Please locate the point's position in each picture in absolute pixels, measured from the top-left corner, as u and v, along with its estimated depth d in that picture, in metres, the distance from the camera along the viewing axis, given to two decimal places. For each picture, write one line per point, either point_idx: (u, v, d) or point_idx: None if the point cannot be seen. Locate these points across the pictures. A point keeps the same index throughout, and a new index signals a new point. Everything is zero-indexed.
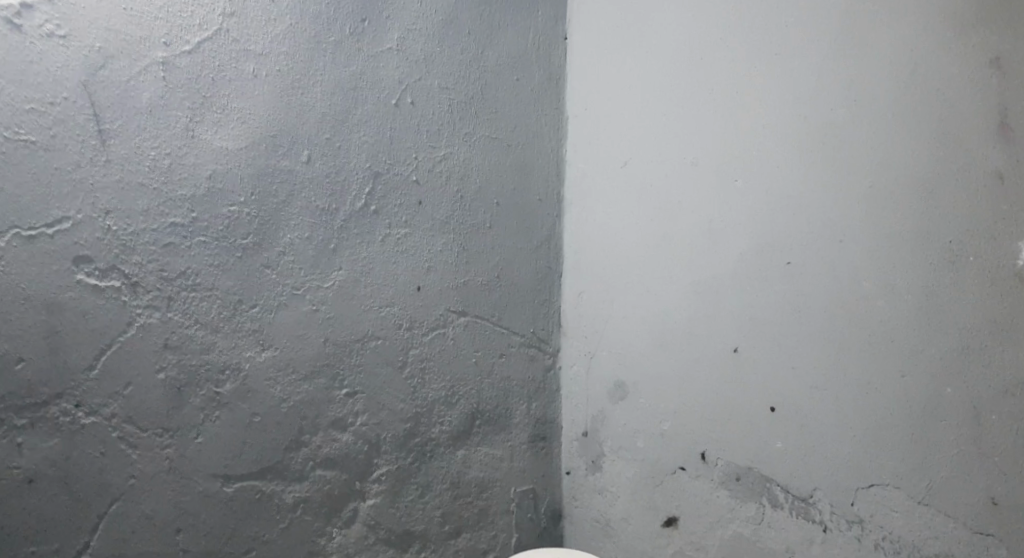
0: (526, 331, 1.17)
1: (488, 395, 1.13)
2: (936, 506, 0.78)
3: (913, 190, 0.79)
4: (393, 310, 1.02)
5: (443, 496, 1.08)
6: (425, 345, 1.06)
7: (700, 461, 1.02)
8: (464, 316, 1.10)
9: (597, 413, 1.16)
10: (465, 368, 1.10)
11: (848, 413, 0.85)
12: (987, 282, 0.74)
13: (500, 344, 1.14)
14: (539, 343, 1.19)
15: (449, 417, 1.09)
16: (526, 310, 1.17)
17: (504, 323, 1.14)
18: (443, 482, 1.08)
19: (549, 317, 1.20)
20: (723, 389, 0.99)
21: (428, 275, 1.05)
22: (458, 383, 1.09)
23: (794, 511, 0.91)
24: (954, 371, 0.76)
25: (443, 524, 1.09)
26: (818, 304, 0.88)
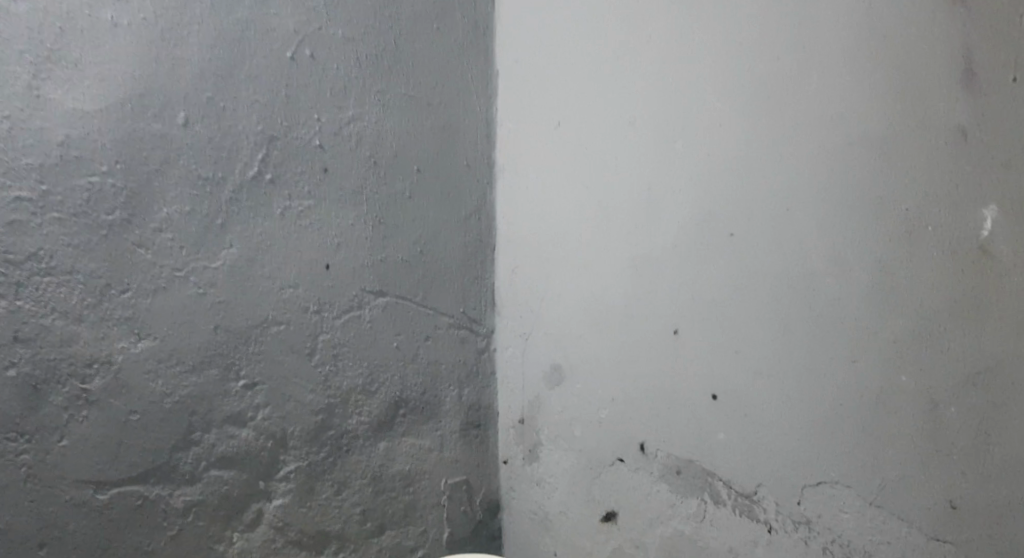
0: (455, 312, 1.10)
1: (413, 381, 1.05)
2: (887, 508, 0.68)
3: (865, 151, 0.69)
4: (296, 293, 0.92)
5: (363, 492, 1.01)
6: (336, 329, 0.96)
7: (638, 452, 0.97)
8: (383, 297, 1.00)
9: (534, 399, 1.12)
10: (387, 353, 1.02)
11: (793, 402, 0.77)
12: (947, 256, 0.64)
13: (427, 326, 1.06)
14: (471, 324, 1.12)
15: (368, 407, 1.00)
16: (455, 290, 1.09)
17: (430, 303, 1.06)
18: (363, 477, 1.01)
19: (483, 296, 1.14)
20: (663, 374, 0.92)
21: (338, 253, 0.96)
22: (379, 369, 1.01)
23: (737, 509, 0.84)
24: (907, 356, 0.67)
25: (364, 522, 1.01)
26: (762, 281, 0.80)
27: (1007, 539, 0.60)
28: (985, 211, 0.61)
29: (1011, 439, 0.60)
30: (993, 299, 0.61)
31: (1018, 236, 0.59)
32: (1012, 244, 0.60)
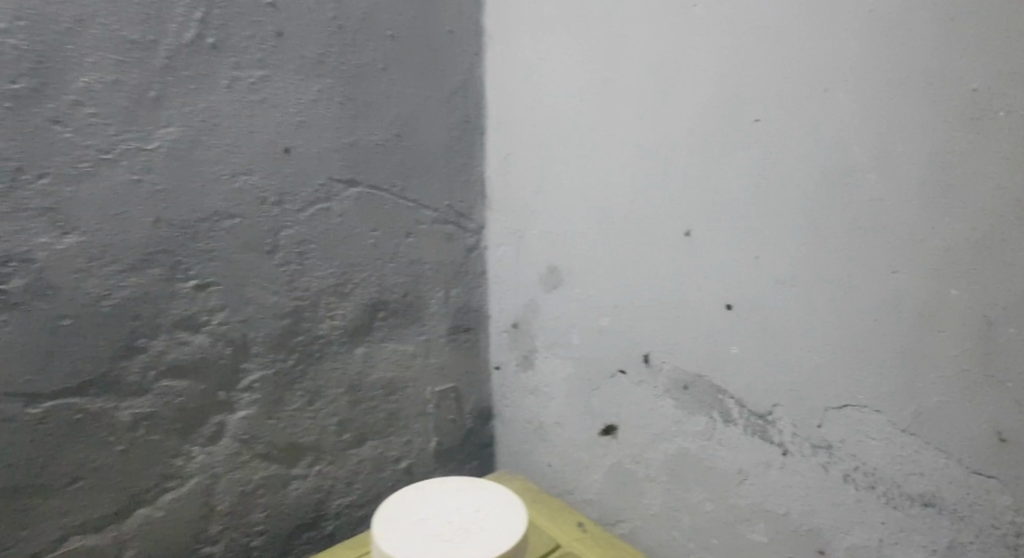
0: (441, 205, 1.01)
1: (392, 283, 0.97)
2: (922, 437, 0.59)
3: (929, 14, 0.55)
4: (250, 180, 0.81)
5: (339, 402, 0.95)
6: (301, 224, 0.86)
7: (642, 364, 0.89)
8: (354, 188, 0.91)
9: (528, 303, 1.04)
10: (361, 251, 0.93)
11: (818, 315, 0.67)
12: (1021, 146, 0.51)
13: (408, 221, 0.97)
14: (457, 220, 1.04)
15: (343, 309, 0.93)
16: (439, 178, 1.00)
17: (411, 195, 0.97)
18: (339, 386, 0.95)
19: (469, 188, 1.04)
20: (670, 280, 0.82)
21: (299, 134, 0.84)
22: (355, 270, 0.93)
23: (749, 429, 0.77)
24: (961, 266, 0.55)
25: (340, 432, 0.97)
26: (791, 175, 0.67)
27: None
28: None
29: None
30: None
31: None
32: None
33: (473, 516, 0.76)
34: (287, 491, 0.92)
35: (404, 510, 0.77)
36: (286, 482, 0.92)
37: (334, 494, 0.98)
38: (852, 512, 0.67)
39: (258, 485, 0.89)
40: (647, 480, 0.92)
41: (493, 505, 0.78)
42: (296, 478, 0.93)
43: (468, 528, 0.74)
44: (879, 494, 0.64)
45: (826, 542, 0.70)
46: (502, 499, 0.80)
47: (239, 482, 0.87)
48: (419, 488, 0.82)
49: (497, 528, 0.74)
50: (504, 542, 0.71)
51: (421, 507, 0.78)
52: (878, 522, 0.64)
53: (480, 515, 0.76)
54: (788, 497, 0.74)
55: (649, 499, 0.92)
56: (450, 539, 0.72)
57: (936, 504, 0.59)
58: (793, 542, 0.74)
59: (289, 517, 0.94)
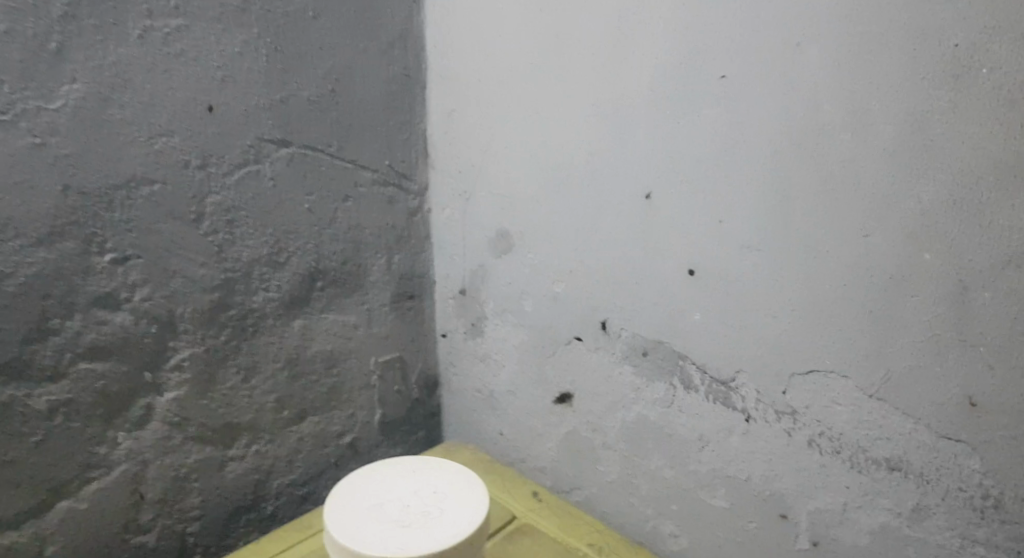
0: (380, 165, 0.96)
1: (330, 249, 0.92)
2: (890, 401, 0.59)
3: None
4: (170, 142, 0.73)
5: (277, 377, 0.90)
6: (229, 189, 0.79)
7: (600, 331, 0.87)
8: (287, 148, 0.84)
9: (477, 269, 1.01)
10: (295, 216, 0.86)
11: (784, 280, 0.65)
12: (1004, 106, 0.50)
13: (345, 183, 0.92)
14: (399, 180, 0.99)
15: (277, 281, 0.86)
16: (378, 136, 0.94)
17: (348, 155, 0.91)
18: (276, 361, 0.89)
19: (410, 146, 1.00)
20: (630, 245, 0.80)
21: (223, 90, 0.76)
22: (291, 237, 0.87)
23: (711, 395, 0.76)
24: (935, 230, 0.54)
25: (279, 411, 0.91)
26: (759, 136, 0.64)
27: None
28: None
29: None
30: None
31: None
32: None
33: (432, 499, 0.73)
34: (224, 474, 0.87)
35: (356, 498, 0.73)
36: (222, 465, 0.86)
37: (274, 474, 0.93)
38: (816, 477, 0.67)
39: (191, 470, 0.83)
40: (605, 448, 0.90)
41: (454, 485, 0.75)
42: (233, 460, 0.87)
43: (427, 511, 0.71)
44: (844, 459, 0.64)
45: (789, 507, 0.70)
46: (461, 477, 0.77)
47: (170, 467, 0.81)
48: (370, 473, 0.78)
49: (459, 508, 0.71)
50: (468, 521, 0.69)
51: (374, 494, 0.74)
52: (842, 486, 0.65)
53: (439, 497, 0.73)
54: (751, 463, 0.73)
55: (607, 466, 0.91)
56: (410, 525, 0.68)
57: (903, 469, 0.59)
58: (753, 506, 0.74)
59: (228, 501, 0.88)
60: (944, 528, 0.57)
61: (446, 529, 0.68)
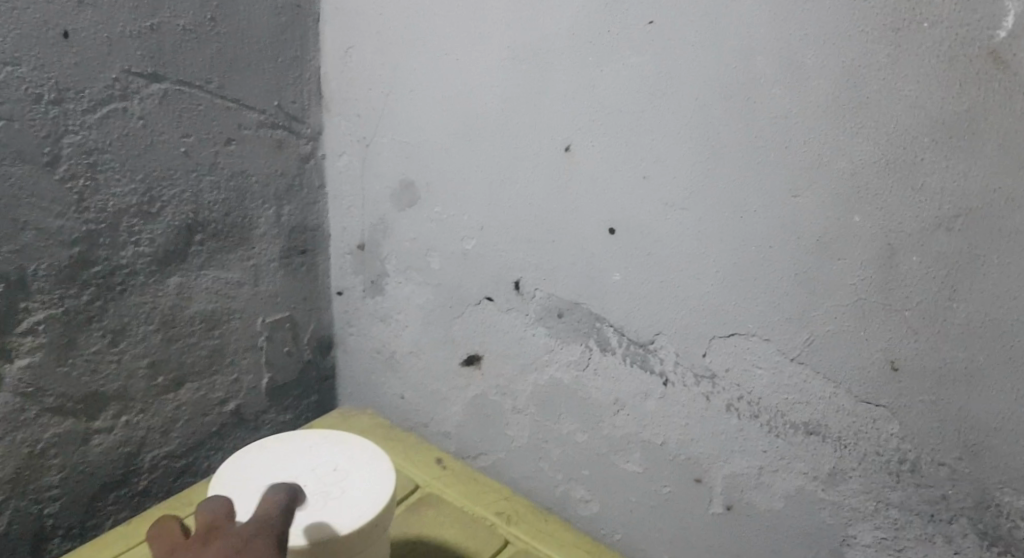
0: (268, 105, 0.85)
1: (210, 199, 0.81)
2: (809, 365, 0.58)
3: None
4: (17, 73, 0.62)
5: (149, 340, 0.80)
6: (90, 129, 0.68)
7: (513, 291, 0.81)
8: (159, 83, 0.73)
9: (378, 223, 0.92)
10: (168, 160, 0.76)
11: (709, 241, 0.62)
12: (942, 63, 0.46)
13: (228, 126, 0.81)
14: (289, 123, 0.88)
15: (149, 234, 0.76)
16: (265, 74, 0.83)
17: (230, 93, 0.80)
18: (150, 322, 0.79)
19: (301, 85, 0.89)
20: (547, 200, 0.74)
21: (79, 13, 0.65)
22: (161, 184, 0.76)
23: (628, 358, 0.73)
24: (867, 192, 0.51)
25: (152, 378, 0.82)
26: (686, 86, 0.59)
27: (952, 405, 0.50)
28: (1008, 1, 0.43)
29: (981, 296, 0.47)
30: (995, 119, 0.44)
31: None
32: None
33: (332, 477, 0.66)
34: (88, 449, 0.78)
35: (247, 478, 0.64)
36: (86, 439, 0.77)
37: (147, 446, 0.84)
38: (733, 440, 0.66)
39: (49, 446, 0.74)
40: (515, 412, 0.86)
41: (356, 461, 0.68)
42: (98, 433, 0.78)
43: (325, 491, 0.64)
44: (762, 423, 0.63)
45: (703, 470, 0.69)
46: (359, 450, 0.70)
47: (23, 443, 0.72)
48: (261, 450, 0.69)
49: (360, 486, 0.65)
50: (370, 500, 0.63)
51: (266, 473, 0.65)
52: (759, 450, 0.64)
53: (341, 474, 0.66)
54: (667, 427, 0.71)
55: (516, 430, 0.87)
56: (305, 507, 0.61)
57: (820, 432, 0.59)
58: (668, 469, 0.73)
59: (95, 477, 0.79)
60: (858, 491, 0.57)
61: (343, 508, 0.62)
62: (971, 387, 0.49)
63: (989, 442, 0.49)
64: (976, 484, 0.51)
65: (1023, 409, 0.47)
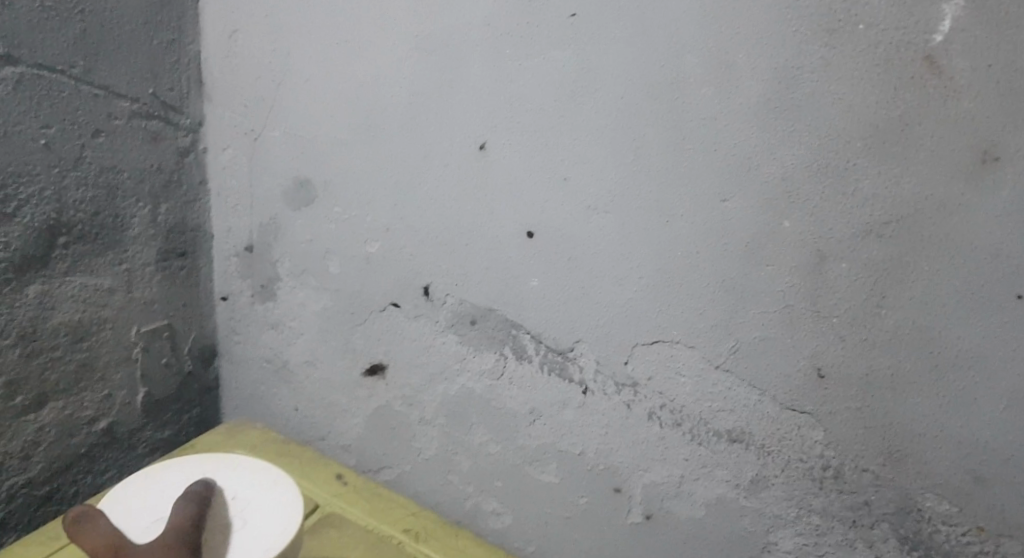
0: (141, 93, 0.75)
1: (77, 197, 0.72)
2: (735, 373, 0.57)
3: None
4: None
5: (5, 358, 0.69)
6: None
7: (421, 297, 0.76)
8: (13, 66, 0.63)
9: (269, 223, 0.83)
10: (25, 153, 0.66)
11: (634, 246, 0.59)
12: (877, 67, 0.46)
13: (97, 116, 0.72)
14: (166, 113, 0.79)
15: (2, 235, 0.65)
16: (138, 58, 0.74)
17: (97, 78, 0.71)
18: (5, 337, 0.68)
19: (180, 71, 0.79)
20: (461, 200, 0.69)
21: None
22: (17, 181, 0.66)
23: (546, 367, 0.69)
24: (799, 197, 0.50)
25: (10, 398, 0.70)
26: (611, 86, 0.57)
27: (877, 411, 0.50)
28: (945, 5, 0.43)
29: (909, 303, 0.47)
30: (926, 126, 0.45)
31: (982, 44, 0.43)
32: (970, 55, 0.43)
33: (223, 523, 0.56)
34: None
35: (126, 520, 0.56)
36: None
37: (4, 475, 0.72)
38: (654, 449, 0.64)
39: None
40: (422, 424, 0.80)
41: (255, 493, 0.60)
42: None
43: (208, 540, 0.55)
44: (684, 431, 0.62)
45: (623, 480, 0.67)
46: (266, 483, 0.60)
47: None
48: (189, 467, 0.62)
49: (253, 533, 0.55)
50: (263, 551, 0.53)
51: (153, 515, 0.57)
52: (680, 458, 0.63)
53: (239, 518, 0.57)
54: (585, 437, 0.69)
55: (423, 444, 0.81)
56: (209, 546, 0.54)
57: (744, 440, 0.58)
58: (587, 480, 0.70)
59: None
60: (781, 498, 0.57)
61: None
62: (896, 393, 0.49)
63: (912, 448, 0.50)
64: (899, 491, 0.51)
65: (946, 414, 0.48)
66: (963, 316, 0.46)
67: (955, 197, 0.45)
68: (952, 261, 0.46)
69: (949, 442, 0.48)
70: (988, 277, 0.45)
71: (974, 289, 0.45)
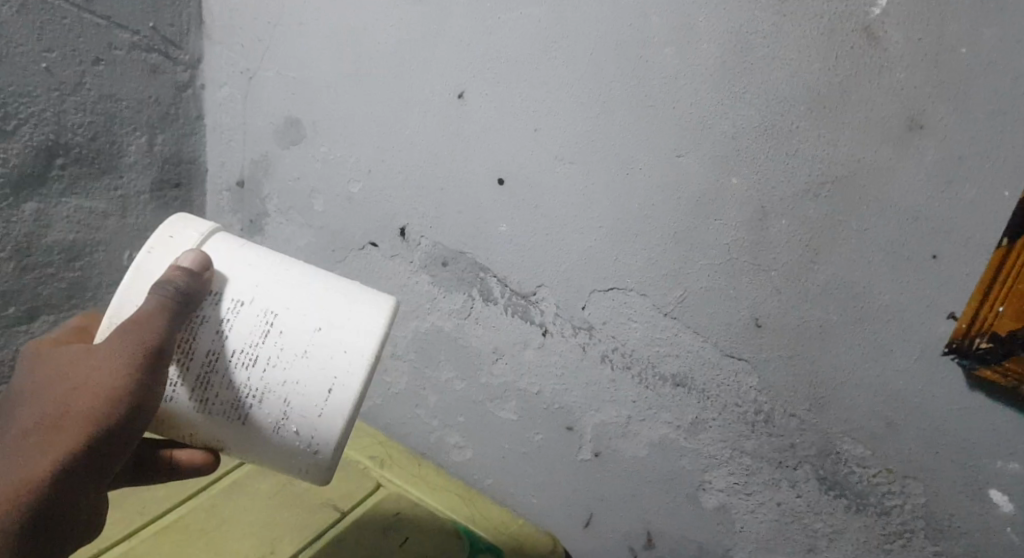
0: (142, 25, 0.76)
1: (76, 122, 0.73)
2: (682, 321, 0.60)
3: None
4: None
5: (0, 268, 0.71)
6: None
7: (398, 237, 0.78)
8: None
9: (258, 158, 0.85)
10: (26, 74, 0.67)
11: (596, 197, 0.61)
12: (821, 36, 0.47)
13: (98, 44, 0.73)
14: (166, 47, 0.80)
15: (3, 151, 0.67)
16: None
17: (100, 8, 0.72)
18: (2, 249, 0.70)
19: (179, 8, 0.80)
20: (439, 144, 0.70)
21: None
22: (18, 100, 0.67)
23: (509, 309, 0.72)
24: (746, 155, 0.52)
25: (2, 308, 0.72)
26: (578, 42, 0.58)
27: (806, 361, 0.54)
28: None
29: (838, 259, 0.50)
30: (860, 96, 0.47)
31: (916, 17, 0.44)
32: (902, 26, 0.44)
33: None
34: None
35: None
36: None
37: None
38: (605, 391, 0.68)
39: None
40: (393, 359, 0.84)
41: None
42: None
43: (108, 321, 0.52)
44: (633, 374, 0.65)
45: (576, 419, 0.71)
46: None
47: None
48: None
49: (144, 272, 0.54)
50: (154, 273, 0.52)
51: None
52: (628, 400, 0.66)
53: None
54: (544, 376, 0.72)
55: (393, 378, 0.85)
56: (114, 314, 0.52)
57: (686, 385, 0.61)
58: (543, 419, 0.74)
59: None
60: (717, 440, 0.61)
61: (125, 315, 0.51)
62: (822, 343, 0.52)
63: (834, 395, 0.53)
64: (820, 434, 0.55)
65: (867, 368, 0.51)
66: (886, 273, 0.48)
67: (883, 160, 0.47)
68: (881, 223, 0.48)
69: (866, 389, 0.51)
70: (911, 237, 0.47)
71: (896, 248, 0.48)
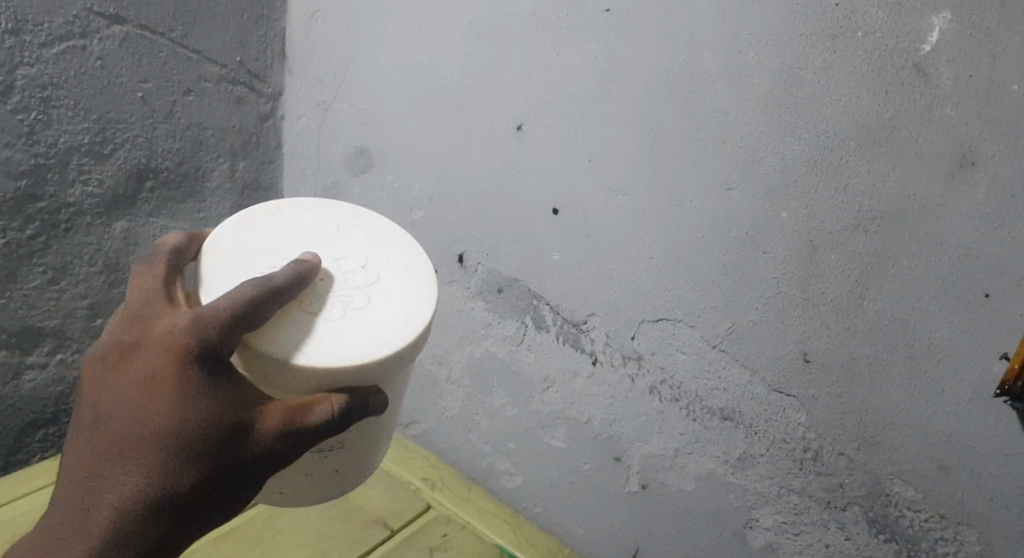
0: (230, 60, 0.83)
1: (165, 148, 0.81)
2: (731, 354, 0.60)
3: None
4: None
5: (93, 282, 0.78)
6: (48, 64, 0.68)
7: (456, 263, 0.81)
8: (121, 25, 0.72)
9: (331, 186, 0.90)
10: (124, 103, 0.75)
11: (648, 228, 0.63)
12: (872, 72, 0.48)
13: (189, 76, 0.80)
14: (251, 81, 0.87)
15: (100, 174, 0.75)
16: (229, 29, 0.82)
17: (193, 44, 0.79)
18: (95, 264, 0.78)
19: (265, 45, 0.87)
20: (500, 175, 0.73)
21: None
22: (116, 127, 0.75)
23: (561, 336, 0.74)
24: (796, 190, 0.53)
25: (92, 318, 0.80)
26: (632, 78, 0.60)
27: (855, 398, 0.53)
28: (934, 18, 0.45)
29: (889, 295, 0.49)
30: (911, 133, 0.47)
31: (967, 54, 0.44)
32: (955, 63, 0.45)
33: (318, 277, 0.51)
34: (20, 383, 0.77)
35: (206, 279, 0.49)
36: (19, 372, 0.76)
37: None
38: (652, 422, 0.68)
39: None
40: (450, 383, 0.86)
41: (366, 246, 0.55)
42: (32, 368, 0.77)
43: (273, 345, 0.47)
44: (681, 406, 0.65)
45: (624, 449, 0.71)
46: (391, 238, 0.57)
47: None
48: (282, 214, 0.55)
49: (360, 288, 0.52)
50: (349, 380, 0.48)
51: (229, 229, 0.53)
52: (676, 432, 0.66)
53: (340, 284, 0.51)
54: (593, 406, 0.73)
55: (448, 402, 0.87)
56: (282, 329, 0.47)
57: (734, 418, 0.61)
58: (591, 448, 0.74)
59: (18, 411, 0.77)
60: (766, 476, 0.60)
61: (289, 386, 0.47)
62: (870, 380, 0.52)
63: (884, 434, 0.52)
64: (870, 474, 0.54)
65: (917, 406, 0.50)
66: (940, 311, 0.48)
67: (935, 195, 0.46)
68: (934, 260, 0.47)
69: (917, 428, 0.50)
70: (963, 273, 0.46)
71: (947, 286, 0.47)
